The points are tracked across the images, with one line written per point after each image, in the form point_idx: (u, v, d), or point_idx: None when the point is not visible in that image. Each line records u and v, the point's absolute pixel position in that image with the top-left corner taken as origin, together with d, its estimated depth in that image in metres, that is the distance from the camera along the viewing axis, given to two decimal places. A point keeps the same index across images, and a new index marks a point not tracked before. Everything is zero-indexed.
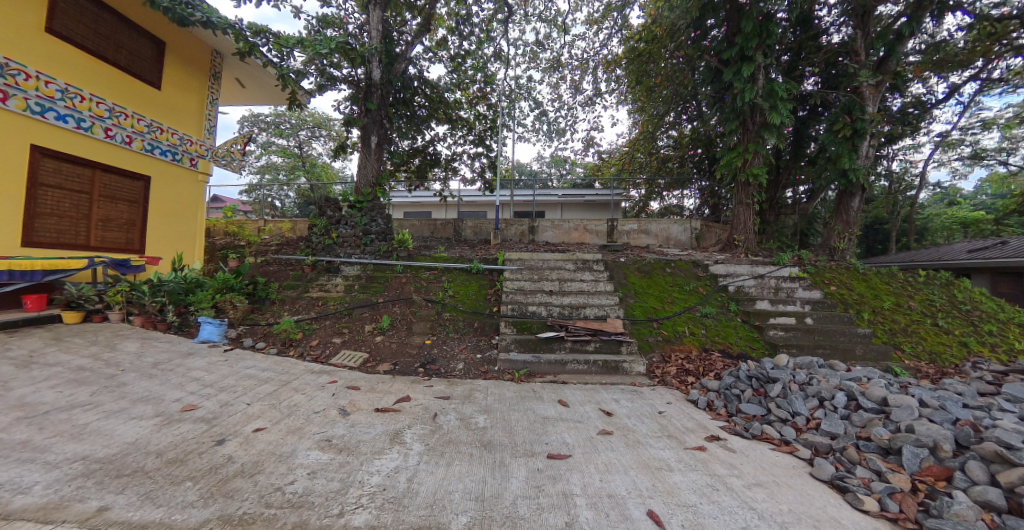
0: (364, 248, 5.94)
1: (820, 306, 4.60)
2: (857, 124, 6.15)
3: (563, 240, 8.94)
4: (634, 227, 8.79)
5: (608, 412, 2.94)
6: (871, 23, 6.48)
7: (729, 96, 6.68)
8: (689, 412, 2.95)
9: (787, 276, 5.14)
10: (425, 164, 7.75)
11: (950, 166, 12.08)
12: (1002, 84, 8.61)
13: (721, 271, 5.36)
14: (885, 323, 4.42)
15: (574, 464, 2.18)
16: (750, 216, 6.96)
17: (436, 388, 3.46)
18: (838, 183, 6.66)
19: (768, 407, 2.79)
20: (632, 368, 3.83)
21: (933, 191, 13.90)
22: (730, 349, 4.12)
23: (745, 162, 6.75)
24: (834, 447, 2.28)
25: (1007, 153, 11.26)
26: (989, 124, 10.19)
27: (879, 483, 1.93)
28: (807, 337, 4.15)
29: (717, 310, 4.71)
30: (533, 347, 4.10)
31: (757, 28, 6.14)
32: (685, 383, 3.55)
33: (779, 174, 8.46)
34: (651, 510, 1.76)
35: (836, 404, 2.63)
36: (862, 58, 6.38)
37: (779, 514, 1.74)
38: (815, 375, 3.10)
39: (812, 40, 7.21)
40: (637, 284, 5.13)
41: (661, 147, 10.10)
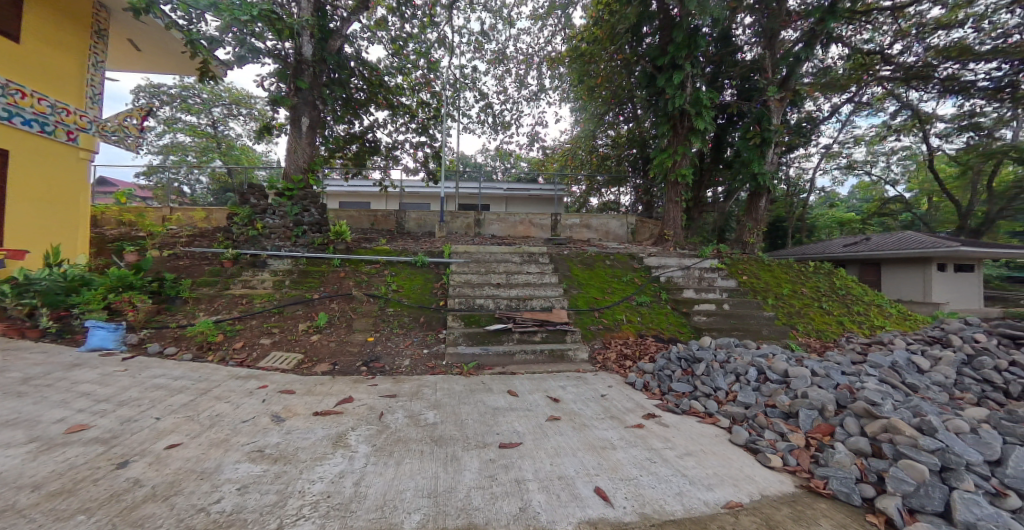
0: (296, 240, 5.45)
1: (736, 294, 5.21)
2: (765, 134, 7.04)
3: (509, 233, 9.08)
4: (576, 222, 9.17)
5: (555, 399, 3.06)
6: (776, 46, 7.42)
7: (661, 101, 7.22)
8: (628, 393, 3.18)
9: (709, 267, 5.73)
10: (363, 152, 7.29)
11: (831, 173, 14.39)
12: (869, 107, 10.40)
13: (654, 262, 5.83)
14: (785, 307, 5.16)
15: (525, 451, 2.24)
16: (678, 212, 7.64)
17: (382, 386, 3.31)
18: (750, 185, 7.55)
19: (695, 385, 3.13)
20: (576, 356, 4.02)
21: (819, 194, 16.43)
22: (662, 334, 4.49)
23: (675, 163, 7.33)
24: (747, 415, 2.61)
25: (871, 165, 13.73)
26: (859, 140, 12.32)
27: (782, 442, 2.26)
28: (725, 321, 4.69)
29: (650, 299, 5.12)
30: (481, 339, 4.12)
31: (687, 40, 6.67)
32: (624, 367, 3.82)
33: (702, 175, 9.33)
34: (598, 487, 1.89)
35: (749, 378, 3.01)
36: (770, 75, 7.28)
37: (706, 478, 1.98)
38: (732, 354, 3.51)
39: (730, 56, 8.03)
40: (580, 276, 5.39)
41: (600, 145, 10.65)
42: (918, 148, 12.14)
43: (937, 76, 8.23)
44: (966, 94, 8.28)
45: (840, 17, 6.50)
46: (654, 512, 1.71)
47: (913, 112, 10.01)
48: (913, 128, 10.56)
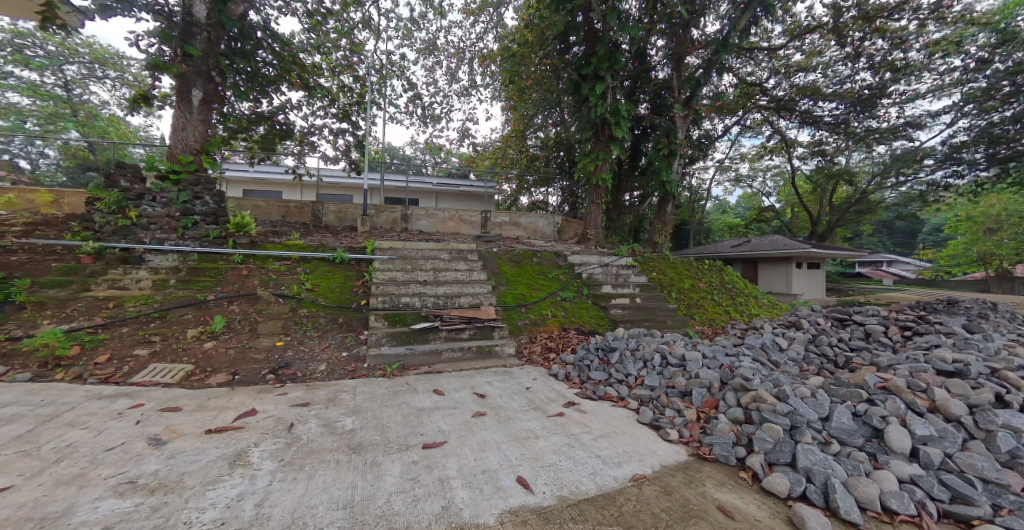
0: (185, 232, 4.67)
1: (647, 288, 5.79)
2: (672, 146, 7.94)
3: (438, 229, 8.89)
4: (506, 219, 9.31)
5: (482, 394, 3.09)
6: (683, 69, 8.35)
7: (585, 108, 7.65)
8: (551, 384, 3.35)
9: (625, 264, 6.29)
10: (273, 135, 6.49)
11: (723, 184, 16.77)
12: (751, 130, 12.33)
13: (577, 260, 6.21)
14: (685, 299, 5.89)
15: (450, 450, 2.23)
16: (599, 213, 8.22)
17: (293, 395, 3.01)
18: (660, 191, 8.42)
19: (610, 372, 3.40)
20: (503, 351, 4.10)
21: (714, 202, 19.02)
22: (583, 326, 4.79)
23: (597, 167, 7.83)
24: (652, 396, 2.93)
25: (752, 179, 16.32)
26: (743, 158, 14.57)
27: (679, 418, 2.58)
28: (638, 313, 5.19)
29: (574, 295, 5.44)
30: (407, 339, 3.98)
31: (609, 54, 7.16)
32: (548, 359, 4.00)
33: (621, 180, 10.15)
34: (520, 476, 1.96)
35: (655, 363, 3.37)
36: (677, 95, 8.19)
37: (617, 456, 2.17)
38: (641, 342, 3.90)
39: (645, 73, 8.85)
40: (509, 273, 5.51)
41: (530, 146, 10.91)
42: (785, 167, 14.75)
43: (798, 109, 10.07)
44: (817, 126, 10.28)
45: (730, 51, 7.59)
46: (571, 493, 1.83)
47: (781, 137, 12.12)
48: (781, 150, 12.78)
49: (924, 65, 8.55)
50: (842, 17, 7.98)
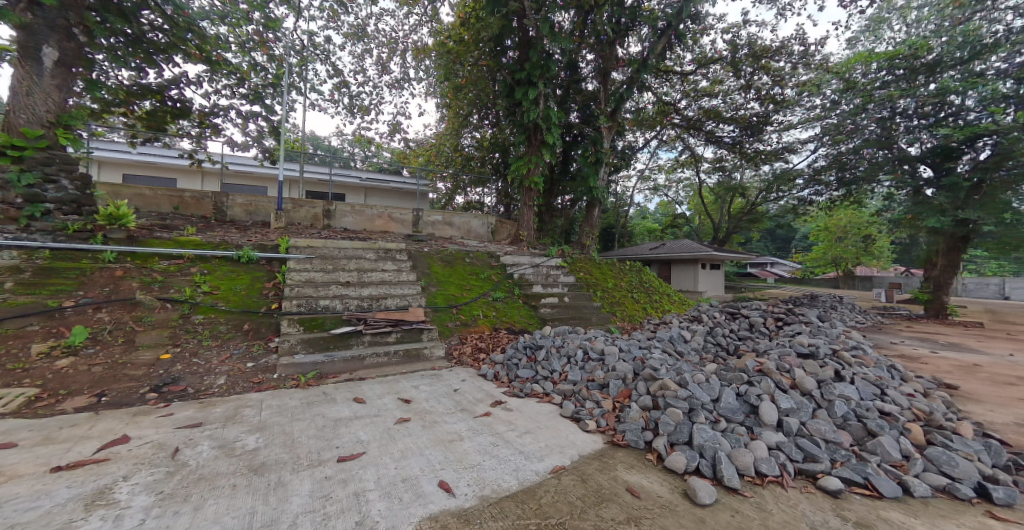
0: (30, 223, 3.76)
1: (574, 288, 6.12)
2: (598, 154, 8.50)
3: (365, 227, 8.40)
4: (438, 219, 9.14)
5: (407, 399, 2.97)
6: (609, 84, 8.96)
7: (519, 112, 7.83)
8: (480, 384, 3.35)
9: (555, 265, 6.56)
10: (163, 112, 5.54)
11: (644, 192, 18.43)
12: (667, 144, 13.72)
13: (509, 261, 6.33)
14: (608, 297, 6.32)
15: (368, 460, 2.10)
16: (531, 215, 8.46)
17: (180, 415, 2.59)
18: (588, 196, 8.95)
19: (536, 369, 3.51)
20: (432, 353, 4.00)
21: (636, 208, 20.82)
22: (514, 326, 4.88)
23: (529, 170, 8.03)
24: (574, 390, 3.09)
25: (667, 189, 18.20)
26: (660, 169, 16.17)
27: (597, 409, 2.76)
28: (565, 311, 5.43)
29: (505, 295, 5.51)
30: (325, 345, 3.68)
31: (540, 61, 7.40)
32: (478, 360, 4.00)
33: (553, 184, 10.58)
34: (442, 480, 1.92)
35: (577, 358, 3.55)
36: (603, 107, 8.77)
37: (539, 450, 2.25)
38: (566, 339, 4.09)
39: (576, 84, 9.34)
40: (439, 273, 5.42)
41: (466, 145, 10.84)
42: (694, 179, 16.69)
43: (703, 129, 11.47)
44: (718, 145, 11.80)
45: (649, 71, 8.33)
46: (493, 492, 1.85)
47: (691, 153, 13.68)
48: (691, 165, 14.43)
49: (796, 101, 10.31)
50: (737, 53, 9.28)
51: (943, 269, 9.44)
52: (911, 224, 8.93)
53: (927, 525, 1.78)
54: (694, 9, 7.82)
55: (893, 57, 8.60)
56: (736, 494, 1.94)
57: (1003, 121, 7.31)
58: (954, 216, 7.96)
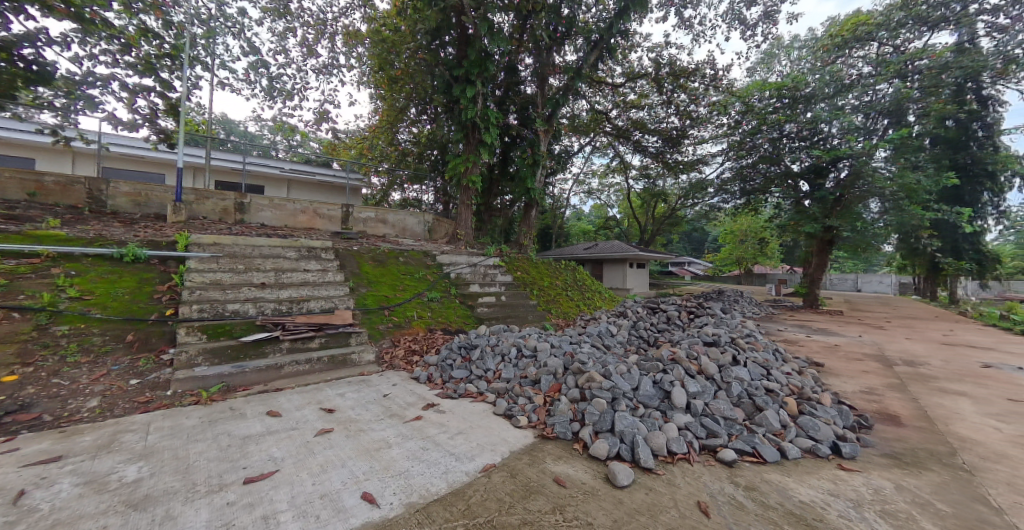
0: None
1: (511, 287, 6.22)
2: (535, 157, 8.72)
3: (286, 223, 7.66)
4: (371, 216, 8.69)
5: (330, 409, 2.76)
6: (546, 89, 9.24)
7: (457, 109, 7.73)
8: (412, 388, 3.24)
9: (492, 265, 6.61)
10: (12, 75, 4.48)
11: (579, 195, 19.39)
12: (600, 150, 14.58)
13: (445, 260, 6.25)
14: (544, 295, 6.52)
15: (282, 478, 1.91)
16: (469, 214, 8.40)
17: (29, 449, 2.10)
18: (525, 197, 9.14)
19: (470, 369, 3.50)
20: (360, 359, 3.78)
21: (573, 210, 21.82)
22: (450, 326, 4.79)
23: (467, 169, 7.97)
24: (507, 387, 3.13)
25: (600, 192, 19.36)
26: (594, 173, 17.14)
27: (529, 405, 2.83)
28: (502, 310, 5.49)
29: (441, 295, 5.41)
30: (233, 355, 3.27)
31: (479, 60, 7.38)
32: (411, 363, 3.86)
33: (492, 183, 10.62)
34: (365, 491, 1.81)
35: (511, 356, 3.61)
36: (540, 111, 9.01)
37: (471, 451, 2.24)
38: (500, 337, 4.14)
39: (514, 85, 9.47)
40: (370, 273, 5.18)
41: (403, 140, 10.45)
42: (623, 185, 17.97)
43: (631, 138, 12.40)
44: (643, 154, 12.84)
45: (582, 80, 8.74)
46: (420, 497, 1.79)
47: (621, 160, 14.69)
48: (621, 171, 15.51)
49: (708, 119, 11.62)
50: (660, 70, 10.17)
51: (815, 267, 11.35)
52: (793, 229, 10.58)
53: (796, 482, 2.12)
54: (624, 26, 8.39)
55: (780, 88, 10.13)
56: (651, 473, 2.13)
57: (856, 147, 9.01)
58: (822, 223, 9.62)
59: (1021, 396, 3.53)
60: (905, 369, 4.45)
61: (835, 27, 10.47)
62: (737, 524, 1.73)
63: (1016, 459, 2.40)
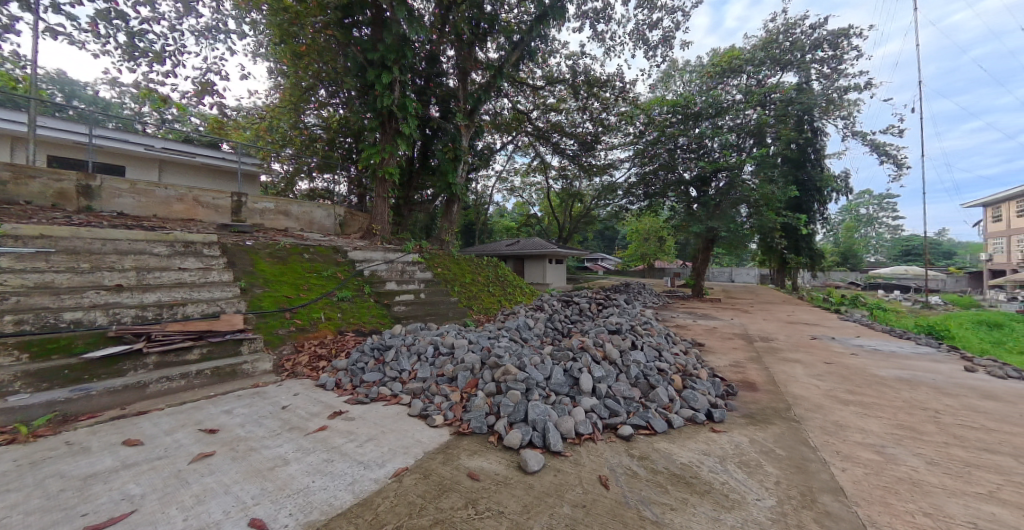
0: None
1: (431, 284, 6.09)
2: (456, 152, 8.60)
3: (154, 213, 6.38)
4: (270, 207, 7.69)
5: (211, 429, 2.39)
6: (468, 83, 9.17)
7: (371, 94, 7.22)
8: (316, 397, 2.97)
9: (411, 261, 6.38)
10: None
11: (502, 192, 19.72)
12: (521, 150, 15.01)
13: (358, 256, 5.86)
14: (465, 291, 6.50)
15: (141, 519, 1.59)
16: (386, 209, 7.96)
17: None
18: (446, 192, 8.96)
19: (384, 371, 3.35)
20: (254, 369, 3.34)
21: (496, 207, 22.13)
22: (362, 327, 4.49)
23: (383, 160, 7.51)
24: (424, 387, 3.07)
25: (522, 190, 19.98)
26: (516, 171, 17.58)
27: (445, 403, 2.81)
28: (421, 308, 5.33)
29: (353, 294, 5.05)
30: (72, 376, 2.62)
31: (396, 45, 6.92)
32: (316, 369, 3.53)
33: (412, 177, 10.22)
34: (254, 518, 1.61)
35: (427, 355, 3.53)
36: (462, 106, 8.90)
37: (381, 456, 2.15)
38: (417, 336, 4.03)
39: (435, 77, 9.21)
40: (267, 272, 4.62)
41: (309, 123, 9.41)
42: (544, 184, 18.79)
43: (551, 139, 12.99)
44: (562, 155, 13.56)
45: (504, 79, 8.84)
46: (320, 514, 1.66)
47: (541, 160, 15.29)
48: (541, 171, 16.18)
49: (617, 127, 12.72)
50: (577, 78, 10.79)
51: (700, 262, 13.30)
52: (684, 230, 12.21)
53: (678, 447, 2.47)
54: (544, 30, 8.67)
55: (674, 105, 11.53)
56: (559, 456, 2.28)
57: (731, 161, 10.73)
58: (705, 224, 11.28)
59: (832, 360, 4.63)
60: (761, 344, 5.48)
61: (716, 58, 12.28)
62: (631, 490, 1.95)
63: (827, 408, 3.14)
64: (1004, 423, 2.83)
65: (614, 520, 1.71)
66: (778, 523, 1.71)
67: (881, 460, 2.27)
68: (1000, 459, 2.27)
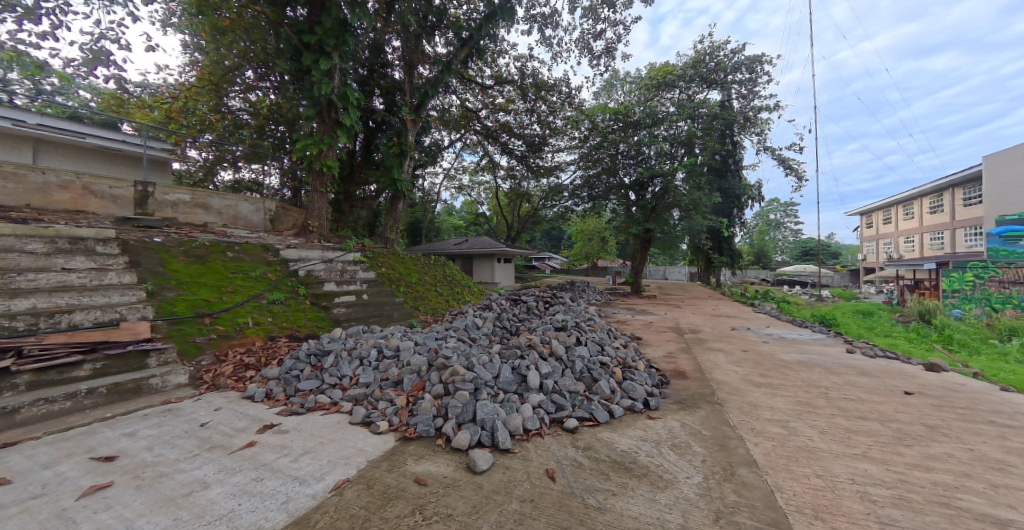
0: None
1: (374, 284, 5.81)
2: (402, 147, 8.28)
3: (26, 202, 5.33)
4: (186, 199, 6.78)
5: (108, 457, 2.05)
6: (415, 77, 8.89)
7: (307, 81, 6.69)
8: (243, 410, 2.70)
9: (353, 260, 6.03)
10: None
11: (450, 190, 19.42)
12: (470, 148, 14.89)
13: (292, 255, 5.40)
14: (412, 292, 6.30)
15: None
16: (324, 204, 7.44)
17: None
18: (391, 189, 8.57)
19: (322, 378, 3.13)
20: (164, 383, 2.94)
21: (444, 205, 21.73)
22: (298, 331, 4.16)
23: (321, 152, 7.00)
24: (367, 393, 2.92)
25: (470, 188, 19.84)
26: (465, 170, 17.43)
27: (390, 408, 2.70)
28: (364, 310, 5.07)
29: (286, 296, 4.64)
30: None
31: (336, 30, 6.48)
32: (243, 380, 3.20)
33: (353, 171, 9.69)
34: None
35: (371, 359, 3.37)
36: (408, 100, 8.59)
37: (320, 469, 2.01)
38: (359, 340, 3.83)
39: (379, 67, 8.79)
40: (181, 272, 4.09)
41: (233, 108, 8.48)
42: (492, 183, 18.83)
43: (499, 139, 13.05)
44: (510, 155, 13.70)
45: (452, 75, 8.69)
46: None
47: (490, 159, 15.31)
48: (490, 170, 16.20)
49: (563, 131, 13.12)
50: (525, 81, 10.95)
51: (638, 261, 14.27)
52: (625, 231, 13.00)
53: (618, 435, 2.64)
54: (493, 30, 8.67)
55: (616, 113, 12.19)
56: (507, 454, 2.31)
57: (665, 168, 11.63)
58: (643, 226, 12.12)
59: (748, 348, 5.23)
60: (690, 336, 6.02)
61: (653, 72, 13.23)
62: (576, 480, 2.04)
63: (743, 391, 3.55)
64: (874, 394, 3.42)
65: (561, 511, 1.77)
66: (704, 496, 1.90)
67: (784, 433, 2.62)
68: (871, 424, 2.74)
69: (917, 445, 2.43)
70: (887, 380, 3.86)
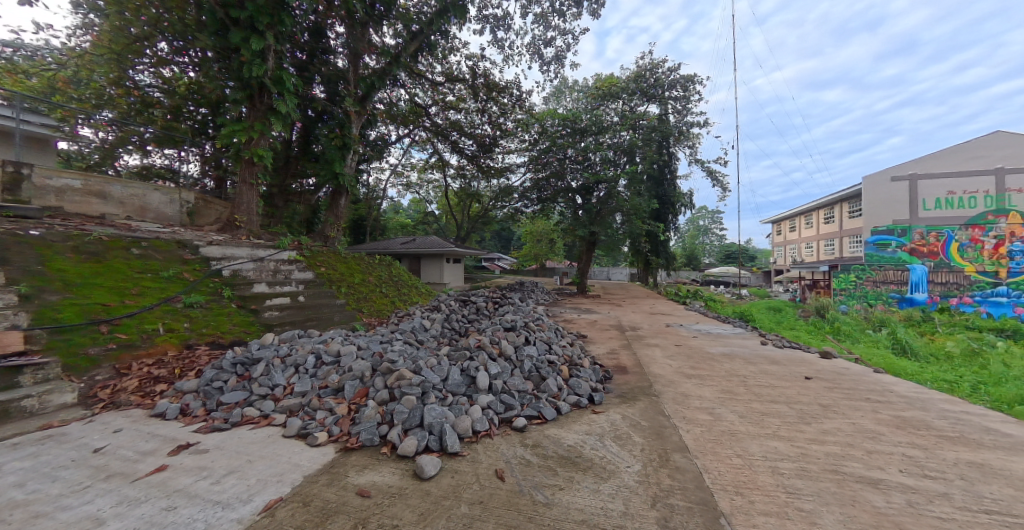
0: None
1: (312, 285, 5.41)
2: (344, 139, 7.78)
3: None
4: (76, 186, 5.82)
5: None
6: (360, 66, 8.43)
7: (234, 59, 6.03)
8: (151, 430, 2.36)
9: (287, 259, 5.56)
10: None
11: (397, 186, 18.67)
12: (419, 144, 14.47)
13: (214, 253, 4.83)
14: (355, 293, 5.96)
15: None
16: (254, 197, 6.79)
17: None
18: (333, 183, 8.03)
19: (250, 389, 2.85)
20: (43, 405, 2.46)
21: (390, 203, 20.86)
22: (221, 338, 3.74)
23: (251, 140, 6.35)
24: (304, 403, 2.71)
25: (418, 186, 19.25)
26: (413, 167, 16.88)
27: (330, 417, 2.53)
28: (300, 313, 4.70)
29: (207, 299, 4.15)
30: None
31: (271, 8, 5.91)
32: (150, 395, 2.80)
33: (288, 162, 8.96)
34: None
35: (307, 366, 3.13)
36: (352, 90, 8.11)
37: (248, 490, 1.83)
38: (294, 346, 3.54)
39: (320, 52, 8.20)
40: (70, 271, 3.47)
41: (139, 82, 7.37)
42: (442, 182, 18.47)
43: (449, 137, 12.84)
44: (461, 154, 13.55)
45: (401, 68, 8.37)
46: None
47: (440, 157, 15.00)
48: (439, 168, 15.86)
49: (514, 133, 13.23)
50: (476, 80, 10.90)
51: (584, 262, 14.88)
52: (572, 233, 13.48)
53: (565, 430, 2.74)
54: (445, 26, 8.52)
55: (565, 119, 12.60)
56: (456, 457, 2.28)
57: (609, 174, 12.25)
58: (588, 229, 12.68)
59: (680, 343, 5.69)
60: (630, 333, 6.42)
61: (599, 83, 13.89)
62: (524, 478, 2.08)
63: (676, 382, 3.86)
64: (782, 380, 3.92)
65: (510, 510, 1.79)
66: (642, 483, 2.04)
67: (710, 419, 2.91)
68: (779, 407, 3.14)
69: (814, 422, 2.83)
70: (792, 367, 4.45)
